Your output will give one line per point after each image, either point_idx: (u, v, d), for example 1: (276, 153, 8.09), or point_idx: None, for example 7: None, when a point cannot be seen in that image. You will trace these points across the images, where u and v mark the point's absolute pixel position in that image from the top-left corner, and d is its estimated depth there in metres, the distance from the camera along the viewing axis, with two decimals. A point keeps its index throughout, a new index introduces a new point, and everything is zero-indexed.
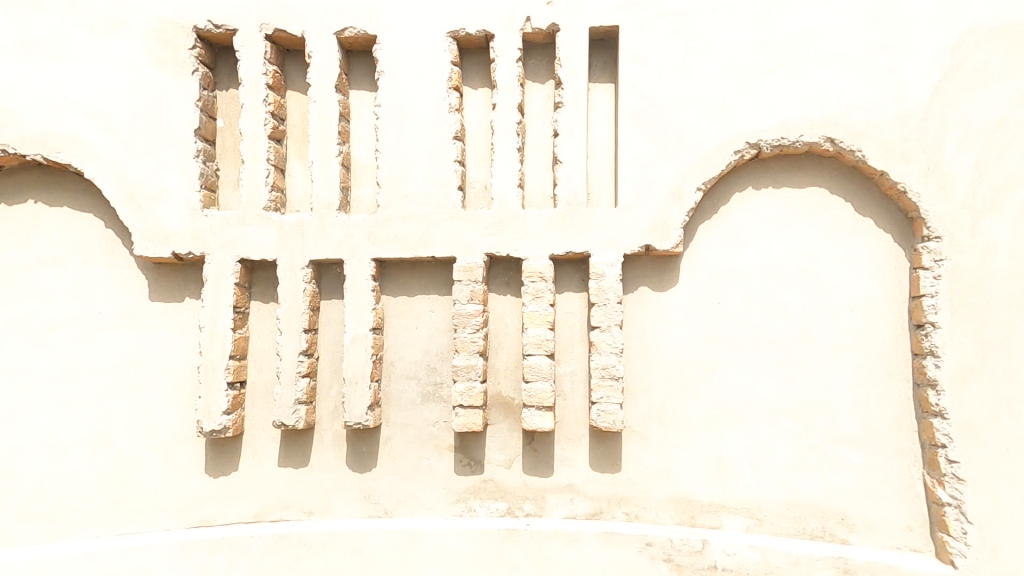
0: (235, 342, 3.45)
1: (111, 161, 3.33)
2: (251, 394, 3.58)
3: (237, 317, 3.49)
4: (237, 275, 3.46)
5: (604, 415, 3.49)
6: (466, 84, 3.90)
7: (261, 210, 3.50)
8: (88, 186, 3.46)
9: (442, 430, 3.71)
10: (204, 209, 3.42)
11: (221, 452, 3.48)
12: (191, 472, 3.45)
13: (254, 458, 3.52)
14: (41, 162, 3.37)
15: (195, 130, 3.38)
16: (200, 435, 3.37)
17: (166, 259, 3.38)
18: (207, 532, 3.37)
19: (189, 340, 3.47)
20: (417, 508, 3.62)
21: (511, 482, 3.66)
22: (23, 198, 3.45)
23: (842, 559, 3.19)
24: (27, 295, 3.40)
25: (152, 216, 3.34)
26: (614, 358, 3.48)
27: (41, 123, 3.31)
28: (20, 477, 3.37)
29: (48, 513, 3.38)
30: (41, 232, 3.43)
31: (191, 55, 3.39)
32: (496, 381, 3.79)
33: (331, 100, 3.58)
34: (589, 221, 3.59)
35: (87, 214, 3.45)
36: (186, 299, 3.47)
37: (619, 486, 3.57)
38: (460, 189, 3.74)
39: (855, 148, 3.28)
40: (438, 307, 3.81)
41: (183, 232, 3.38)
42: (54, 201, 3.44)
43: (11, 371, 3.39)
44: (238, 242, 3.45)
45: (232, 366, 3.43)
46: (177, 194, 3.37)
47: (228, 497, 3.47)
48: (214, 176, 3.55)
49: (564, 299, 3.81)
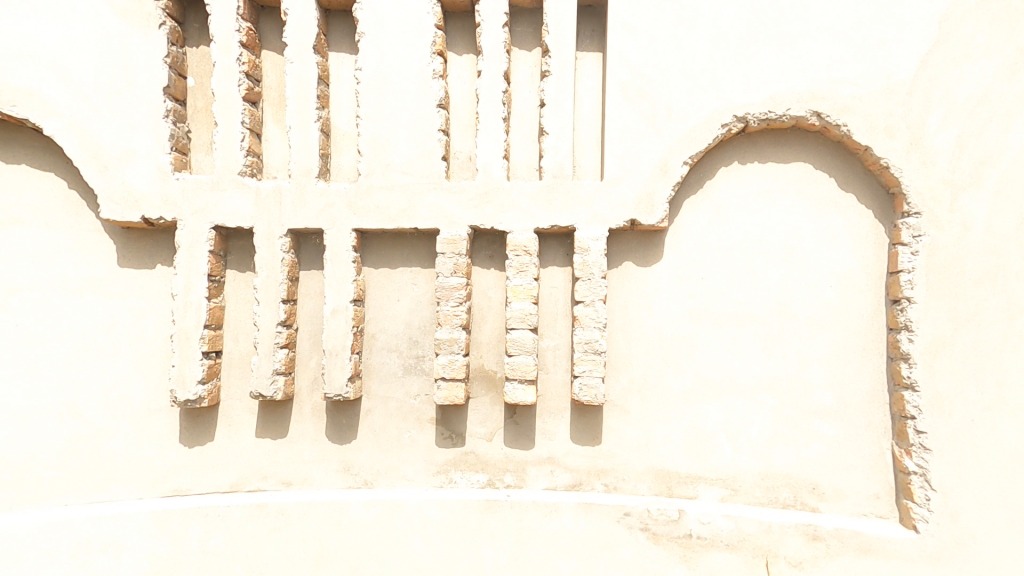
0: (210, 312, 3.36)
1: (73, 118, 3.16)
2: (228, 365, 3.51)
3: (212, 286, 3.39)
4: (212, 243, 3.35)
5: (586, 388, 3.50)
6: (451, 50, 3.77)
7: (236, 175, 3.38)
8: (47, 143, 3.29)
9: (424, 402, 3.69)
10: (175, 172, 3.28)
11: (196, 423, 3.42)
12: (166, 443, 3.39)
13: (231, 429, 3.46)
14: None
15: (165, 88, 3.21)
16: (175, 405, 3.30)
17: (136, 224, 3.26)
18: (182, 501, 3.33)
19: (161, 308, 3.37)
20: (398, 479, 3.62)
21: (492, 455, 3.67)
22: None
23: (811, 526, 3.28)
24: None
25: (120, 178, 3.20)
26: (597, 332, 3.49)
27: None
28: None
29: (13, 482, 3.30)
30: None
31: (158, 7, 3.18)
32: (479, 354, 3.78)
33: (309, 61, 3.43)
34: (574, 195, 3.55)
35: (48, 174, 3.29)
36: (158, 266, 3.36)
37: (598, 459, 3.61)
38: (444, 159, 3.65)
39: (841, 123, 3.27)
40: (421, 280, 3.76)
41: (154, 196, 3.25)
42: (12, 159, 3.27)
43: None
44: (213, 208, 3.34)
45: (208, 336, 3.35)
46: (147, 156, 3.23)
47: (203, 468, 3.42)
48: (186, 138, 3.39)
49: (549, 273, 3.79)
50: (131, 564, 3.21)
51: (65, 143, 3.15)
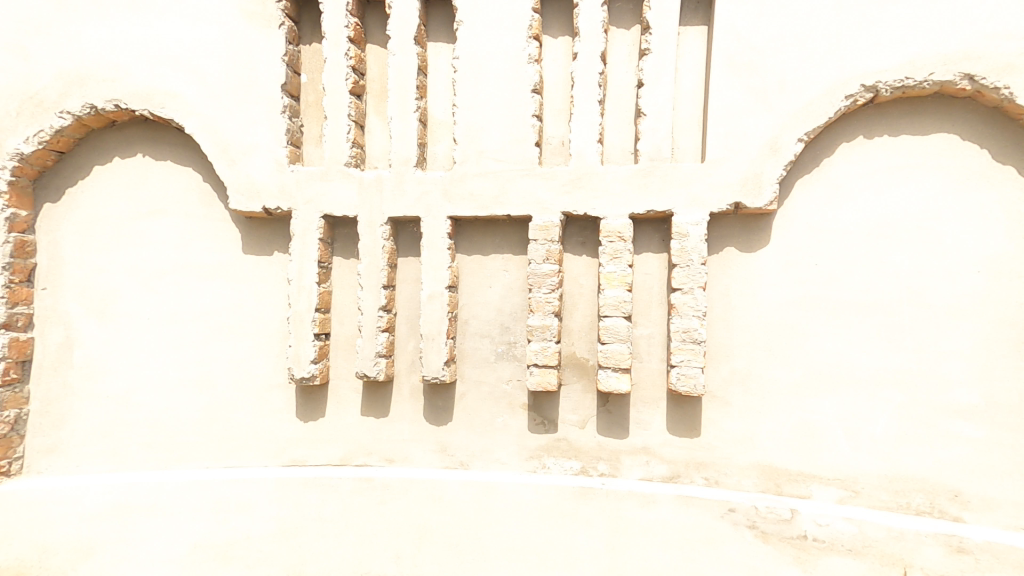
0: (320, 296, 3.58)
1: (202, 111, 3.36)
2: (335, 346, 3.71)
3: (322, 271, 3.60)
4: (321, 231, 3.56)
5: (684, 378, 3.38)
6: (546, 33, 3.72)
7: (343, 166, 3.56)
8: (187, 141, 3.52)
9: (516, 388, 3.73)
10: (290, 164, 3.50)
11: (309, 399, 3.62)
12: (283, 416, 3.58)
13: (338, 407, 3.66)
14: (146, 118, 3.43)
15: (282, 86, 3.41)
16: (291, 382, 3.54)
17: (257, 214, 3.51)
18: (301, 471, 3.50)
19: (277, 292, 3.60)
20: (491, 462, 3.68)
21: (585, 442, 3.64)
22: (131, 151, 3.55)
23: (954, 537, 2.98)
24: (137, 243, 3.54)
25: (244, 171, 3.45)
26: (696, 322, 3.35)
27: (134, 75, 3.36)
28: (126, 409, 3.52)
29: (153, 446, 3.51)
30: (147, 184, 3.55)
31: (278, 9, 3.34)
32: (571, 342, 3.75)
33: (410, 53, 3.51)
34: (673, 177, 3.41)
35: (186, 169, 3.54)
36: (274, 253, 3.59)
37: (697, 451, 3.48)
38: (536, 145, 3.63)
39: (998, 86, 2.90)
40: (512, 267, 3.79)
41: (272, 188, 3.48)
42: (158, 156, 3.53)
43: (119, 313, 3.54)
44: (322, 198, 3.54)
45: (318, 318, 3.56)
46: (267, 150, 3.46)
47: (315, 441, 3.60)
48: (299, 132, 3.60)
49: (642, 260, 3.68)
50: (260, 525, 3.35)
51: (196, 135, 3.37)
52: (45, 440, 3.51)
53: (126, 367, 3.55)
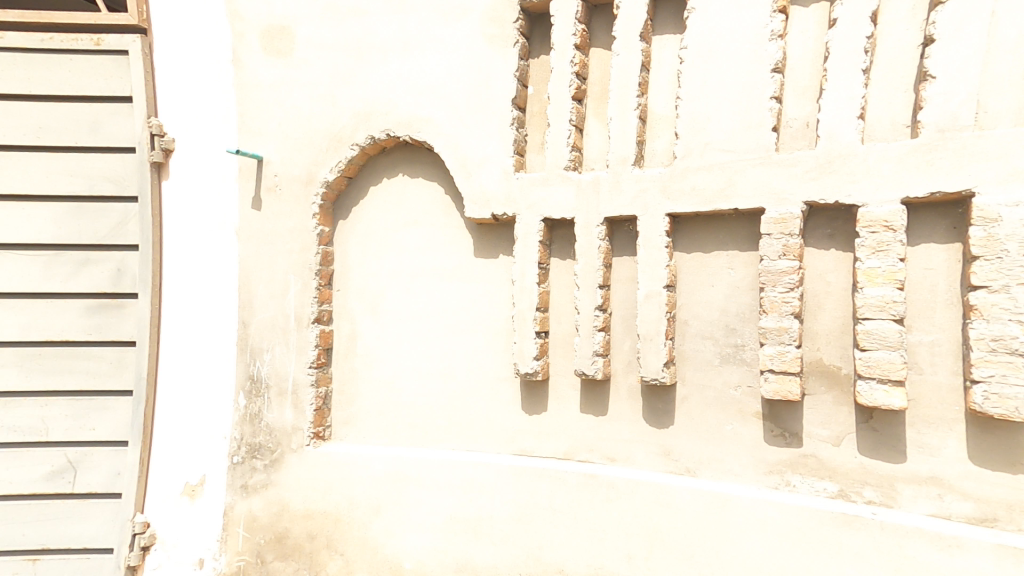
0: (540, 296, 3.75)
1: (451, 123, 3.69)
2: (553, 343, 3.86)
3: (541, 272, 3.77)
4: (541, 234, 3.73)
5: (993, 398, 2.73)
6: (793, 3, 3.36)
7: (562, 170, 3.68)
8: (434, 159, 3.81)
9: (746, 395, 3.42)
10: (515, 172, 3.72)
11: (532, 393, 3.78)
12: (510, 408, 3.79)
13: (559, 402, 3.77)
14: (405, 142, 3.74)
15: (513, 99, 3.62)
16: (516, 376, 3.75)
17: (486, 221, 3.76)
18: (531, 461, 3.68)
19: (501, 292, 3.85)
20: (723, 472, 3.43)
21: (842, 462, 3.19)
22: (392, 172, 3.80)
23: None
24: (390, 251, 3.83)
25: (477, 182, 3.72)
26: (1014, 326, 2.66)
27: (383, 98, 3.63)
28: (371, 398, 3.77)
29: (398, 433, 3.74)
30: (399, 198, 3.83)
31: (515, 28, 3.53)
32: (815, 346, 3.30)
33: (635, 51, 3.47)
34: (973, 149, 2.77)
35: (432, 182, 3.83)
36: (500, 256, 3.83)
37: (1018, 491, 2.79)
38: (774, 130, 3.26)
39: None
40: (738, 265, 3.48)
41: (500, 195, 3.72)
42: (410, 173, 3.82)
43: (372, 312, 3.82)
44: (543, 202, 3.71)
45: (539, 317, 3.72)
46: (497, 161, 3.71)
47: (540, 433, 3.76)
48: (524, 141, 3.81)
49: (917, 252, 3.05)
50: (503, 507, 3.58)
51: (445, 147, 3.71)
52: (342, 414, 3.74)
53: (374, 363, 3.78)
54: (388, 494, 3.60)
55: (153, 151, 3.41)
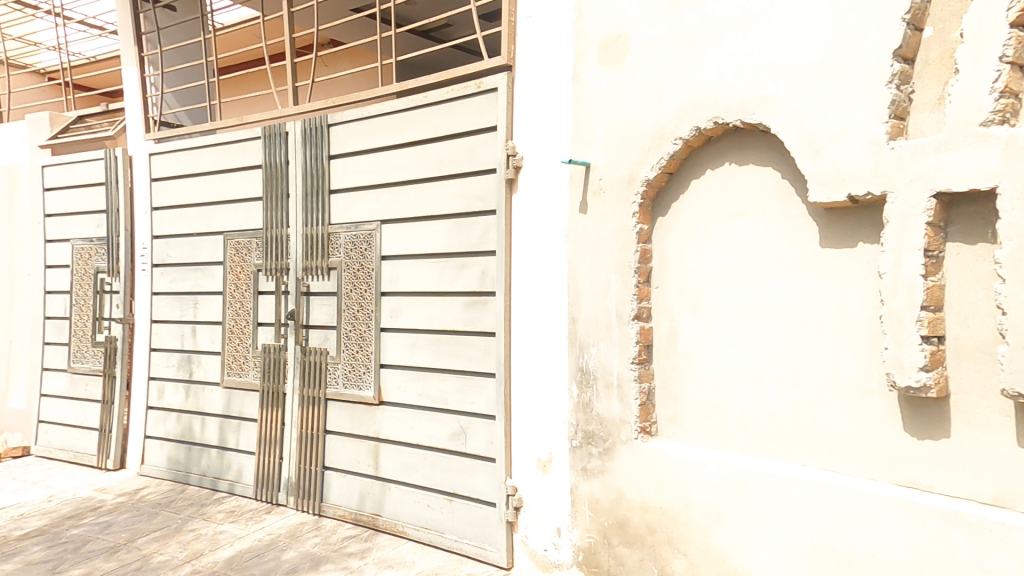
0: (928, 291, 2.47)
1: (806, 68, 2.77)
2: (954, 352, 2.48)
3: (929, 261, 2.47)
4: (931, 213, 2.45)
5: None
6: None
7: (979, 126, 2.34)
8: (772, 142, 3.01)
9: None
10: (891, 141, 2.56)
11: (918, 409, 2.54)
12: (887, 425, 2.63)
13: (977, 427, 2.41)
14: (735, 128, 3.07)
15: (897, 49, 2.53)
16: (890, 390, 2.58)
17: (839, 204, 2.70)
18: (930, 499, 2.47)
19: (864, 290, 2.71)
20: None
21: None
22: (720, 162, 3.22)
23: None
24: (718, 245, 3.20)
25: (829, 159, 2.70)
26: None
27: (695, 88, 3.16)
28: (696, 400, 3.28)
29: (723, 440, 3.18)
30: (727, 193, 3.18)
31: None
32: None
33: None
34: None
35: (767, 166, 3.04)
36: (860, 245, 2.72)
37: None
38: None
39: None
40: None
41: (863, 171, 2.61)
42: (742, 159, 3.12)
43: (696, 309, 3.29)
44: (935, 172, 2.44)
45: (928, 318, 2.47)
46: (862, 129, 2.62)
47: (945, 466, 2.48)
48: (905, 102, 2.60)
49: None
50: (890, 547, 2.56)
51: (790, 104, 2.83)
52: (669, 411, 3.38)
53: (702, 370, 3.25)
54: (727, 501, 3.05)
55: (507, 169, 3.79)
